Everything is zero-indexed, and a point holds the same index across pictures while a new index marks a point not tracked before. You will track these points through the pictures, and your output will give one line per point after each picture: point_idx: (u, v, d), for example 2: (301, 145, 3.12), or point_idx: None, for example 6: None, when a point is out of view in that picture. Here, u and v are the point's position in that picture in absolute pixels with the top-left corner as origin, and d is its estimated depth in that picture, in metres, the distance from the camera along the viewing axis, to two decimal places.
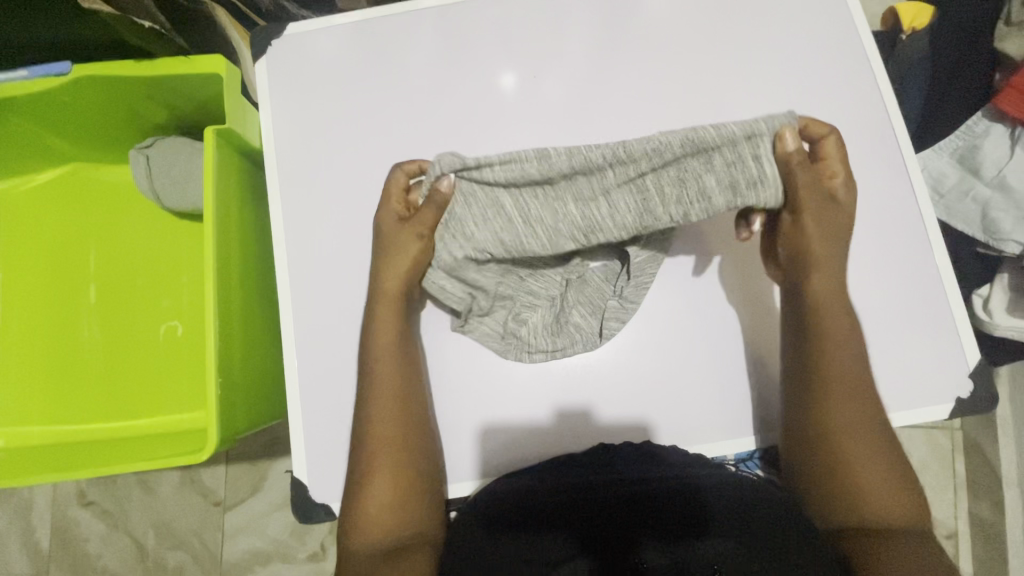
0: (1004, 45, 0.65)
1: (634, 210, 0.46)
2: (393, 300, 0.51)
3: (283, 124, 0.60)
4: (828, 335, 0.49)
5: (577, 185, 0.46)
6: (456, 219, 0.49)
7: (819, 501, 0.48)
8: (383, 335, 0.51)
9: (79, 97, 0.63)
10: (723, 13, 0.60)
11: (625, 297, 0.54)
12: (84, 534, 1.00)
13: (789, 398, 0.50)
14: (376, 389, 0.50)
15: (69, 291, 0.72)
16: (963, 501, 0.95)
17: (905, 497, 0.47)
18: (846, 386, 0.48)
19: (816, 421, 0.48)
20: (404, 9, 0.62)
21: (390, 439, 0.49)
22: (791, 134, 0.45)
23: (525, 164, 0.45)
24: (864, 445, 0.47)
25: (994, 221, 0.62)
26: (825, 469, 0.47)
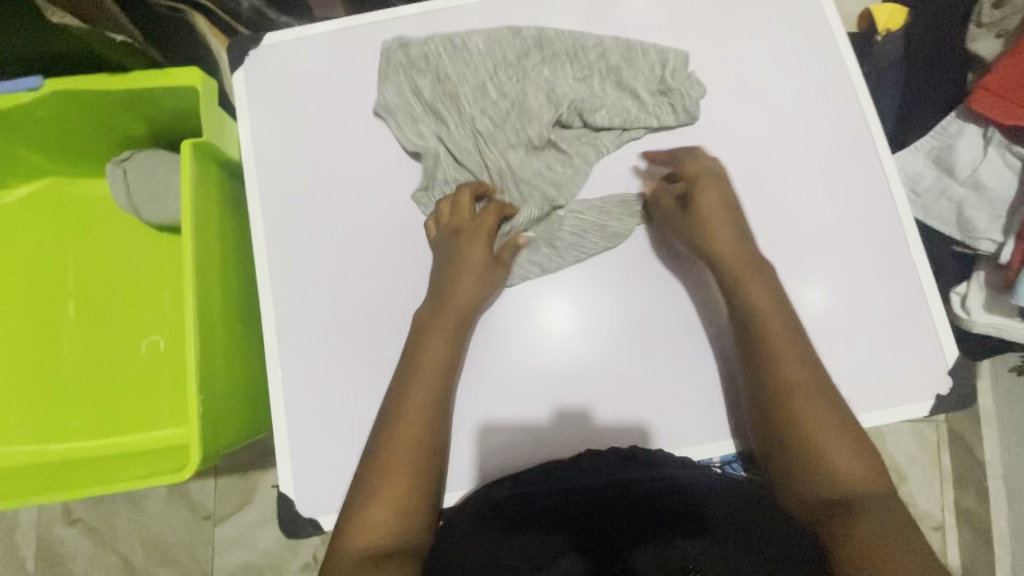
0: (975, 46, 0.64)
1: (580, 88, 0.60)
2: (460, 316, 0.52)
3: (261, 135, 0.59)
4: (764, 310, 0.50)
5: (537, 71, 0.60)
6: (437, 74, 0.60)
7: (784, 471, 0.47)
8: (433, 354, 0.51)
9: (54, 112, 0.62)
10: (698, 17, 0.61)
11: (559, 250, 0.56)
12: (71, 552, 0.99)
13: (745, 356, 0.50)
14: (408, 394, 0.50)
15: (47, 308, 0.71)
16: (949, 492, 0.97)
17: (862, 466, 0.46)
18: (788, 347, 0.49)
19: (769, 373, 0.49)
20: (381, 16, 0.62)
21: (409, 459, 0.48)
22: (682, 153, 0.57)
23: (502, 39, 0.60)
24: (812, 401, 0.47)
25: (970, 220, 0.64)
26: (781, 428, 0.47)
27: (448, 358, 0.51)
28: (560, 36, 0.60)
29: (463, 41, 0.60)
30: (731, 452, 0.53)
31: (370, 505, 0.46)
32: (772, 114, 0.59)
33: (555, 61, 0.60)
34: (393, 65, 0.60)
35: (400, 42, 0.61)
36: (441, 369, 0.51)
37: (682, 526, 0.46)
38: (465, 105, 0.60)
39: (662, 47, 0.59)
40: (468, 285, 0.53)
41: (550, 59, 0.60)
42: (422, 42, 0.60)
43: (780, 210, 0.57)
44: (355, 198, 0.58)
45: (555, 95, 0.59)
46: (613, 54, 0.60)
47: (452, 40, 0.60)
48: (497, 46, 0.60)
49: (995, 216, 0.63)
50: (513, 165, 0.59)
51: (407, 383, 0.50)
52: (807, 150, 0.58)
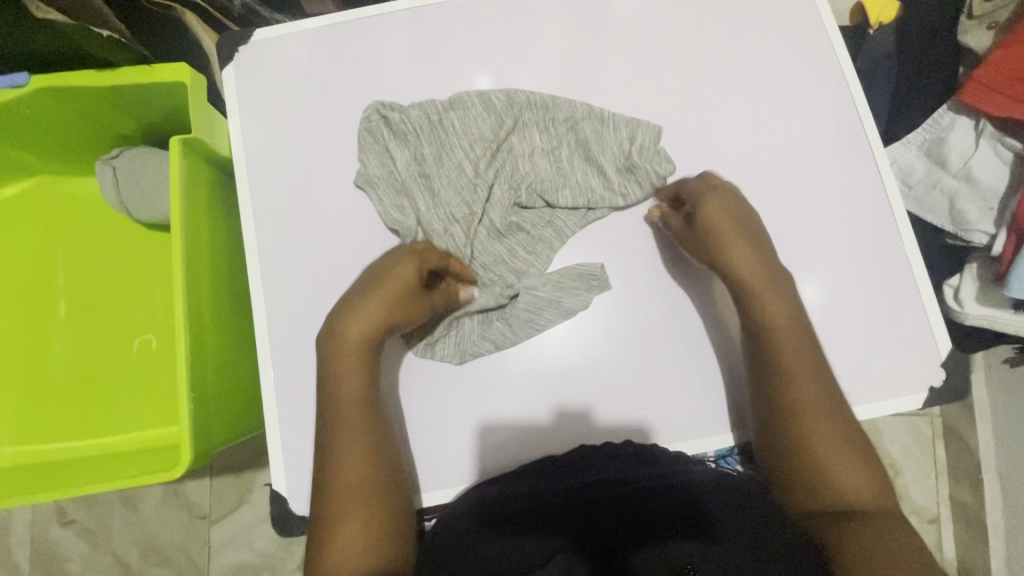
0: (967, 38, 0.64)
1: (555, 166, 0.59)
2: (362, 351, 0.50)
3: (253, 132, 0.59)
4: (776, 323, 0.50)
5: (508, 147, 0.59)
6: (414, 151, 0.59)
7: (789, 485, 0.48)
8: (349, 386, 0.49)
9: (42, 109, 0.62)
10: (691, 11, 0.61)
11: (511, 327, 0.55)
12: (66, 553, 0.98)
13: (757, 368, 0.51)
14: (343, 430, 0.49)
15: (37, 307, 0.70)
16: (944, 486, 0.98)
17: (868, 481, 0.47)
18: (801, 363, 0.49)
19: (781, 393, 0.49)
20: (373, 12, 0.61)
21: (361, 489, 0.47)
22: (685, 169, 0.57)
23: (474, 112, 0.58)
24: (823, 421, 0.48)
25: (961, 212, 0.64)
26: (788, 440, 0.48)
27: (366, 389, 0.50)
28: (531, 108, 0.59)
29: (436, 111, 0.59)
30: (725, 446, 0.53)
31: (339, 532, 0.46)
32: (764, 108, 0.58)
33: (527, 136, 0.59)
34: (370, 133, 0.58)
35: (375, 105, 0.59)
36: (362, 401, 0.49)
37: (677, 528, 0.43)
38: (441, 184, 0.58)
39: (632, 120, 0.58)
40: (361, 320, 0.50)
41: (521, 134, 0.59)
42: (401, 114, 0.58)
43: (773, 204, 0.57)
44: (347, 195, 0.58)
45: (529, 176, 0.59)
46: (587, 127, 0.58)
47: (429, 116, 0.58)
48: (469, 118, 0.59)
49: (987, 209, 0.63)
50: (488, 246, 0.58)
51: (343, 416, 0.49)
52: (800, 144, 0.58)
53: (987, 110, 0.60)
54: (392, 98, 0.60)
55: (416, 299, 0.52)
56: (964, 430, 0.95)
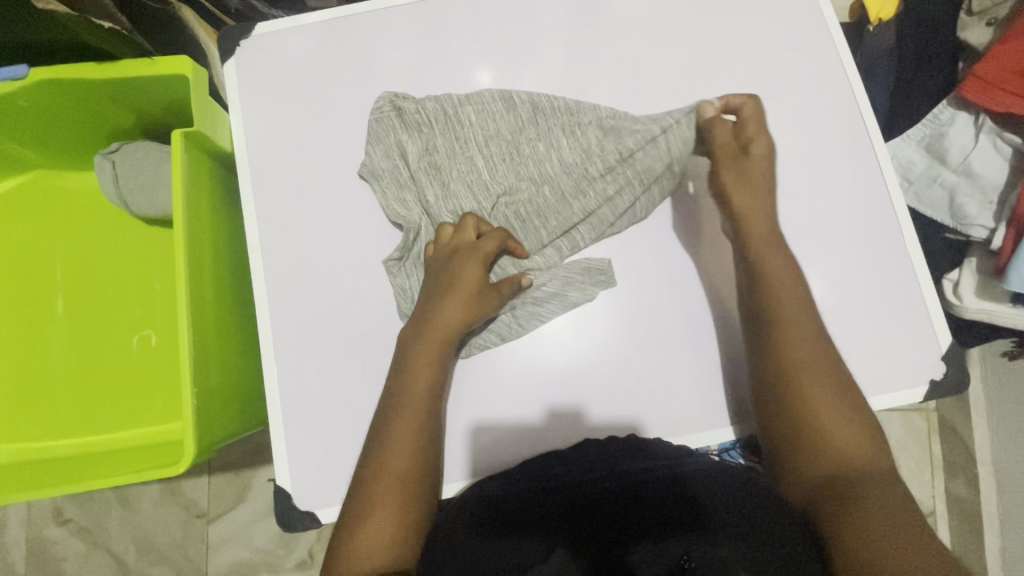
0: (966, 34, 0.66)
1: (569, 167, 0.57)
2: (443, 342, 0.51)
3: (255, 126, 0.59)
4: (776, 280, 0.51)
5: (528, 145, 0.58)
6: (426, 142, 0.58)
7: (791, 454, 0.47)
8: (419, 375, 0.50)
9: (40, 103, 0.61)
10: (692, 7, 0.61)
11: (516, 321, 0.55)
12: (61, 553, 0.97)
13: (753, 335, 0.51)
14: (400, 416, 0.49)
15: (35, 303, 0.69)
16: (940, 481, 0.97)
17: (867, 441, 0.46)
18: (797, 328, 0.50)
19: (776, 361, 0.49)
20: (375, 6, 0.61)
21: (397, 482, 0.47)
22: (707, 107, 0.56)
23: (494, 108, 0.58)
24: (821, 384, 0.48)
25: (961, 206, 0.64)
26: (789, 422, 0.48)
27: (436, 379, 0.50)
28: (553, 106, 0.58)
29: (455, 106, 0.58)
30: (728, 440, 0.53)
31: (369, 522, 0.45)
32: (767, 103, 0.59)
33: (549, 132, 0.58)
34: (383, 123, 0.58)
35: (389, 96, 0.59)
36: (429, 392, 0.50)
37: (679, 520, 0.44)
38: (451, 177, 0.58)
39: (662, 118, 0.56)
40: (450, 312, 0.51)
41: (544, 129, 0.58)
42: (416, 105, 0.58)
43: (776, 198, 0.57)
44: (351, 189, 0.58)
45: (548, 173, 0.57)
46: (610, 130, 0.57)
47: (446, 108, 0.58)
48: (489, 114, 0.58)
49: (986, 203, 0.63)
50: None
51: (399, 404, 0.49)
52: (802, 138, 0.58)
53: (989, 105, 0.60)
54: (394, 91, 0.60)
55: (484, 299, 0.52)
56: (959, 425, 0.96)
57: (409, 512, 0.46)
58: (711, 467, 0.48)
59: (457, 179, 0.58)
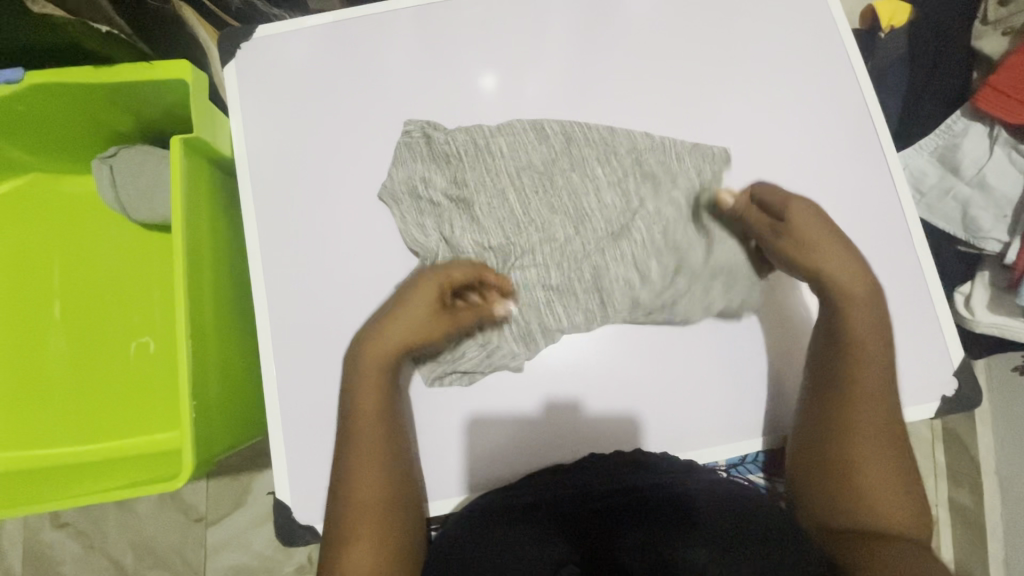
0: (980, 43, 0.65)
1: (606, 204, 0.56)
2: (381, 365, 0.50)
3: (256, 131, 0.58)
4: (855, 328, 0.49)
5: (562, 179, 0.56)
6: (454, 174, 0.57)
7: (828, 502, 0.46)
8: (366, 397, 0.49)
9: (37, 106, 0.60)
10: (703, 12, 0.60)
11: (527, 347, 0.53)
12: (58, 556, 0.96)
13: (816, 375, 0.50)
14: (354, 446, 0.48)
15: (31, 308, 0.68)
16: (943, 489, 0.97)
17: (910, 510, 0.45)
18: (874, 383, 0.48)
19: (840, 411, 0.47)
20: (380, 9, 0.60)
21: (372, 510, 0.46)
22: (728, 193, 0.55)
23: (526, 141, 0.57)
24: (879, 443, 0.46)
25: (975, 219, 0.63)
26: (831, 469, 0.47)
27: (381, 405, 0.49)
28: (589, 143, 0.57)
29: (486, 137, 0.57)
30: (734, 456, 0.53)
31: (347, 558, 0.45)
32: (778, 112, 0.58)
33: (585, 167, 0.57)
34: (410, 149, 0.57)
35: (419, 124, 0.58)
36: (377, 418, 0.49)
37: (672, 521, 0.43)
38: (481, 210, 0.56)
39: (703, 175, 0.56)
40: (395, 337, 0.50)
41: (578, 163, 0.57)
42: (445, 135, 0.57)
43: None
44: (355, 196, 0.57)
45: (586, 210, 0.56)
46: (651, 173, 0.56)
47: (476, 140, 0.57)
48: (522, 148, 0.57)
49: (1001, 216, 0.62)
50: (531, 289, 0.54)
51: (353, 436, 0.48)
52: (814, 148, 0.57)
53: (1005, 118, 0.60)
54: (398, 96, 0.59)
55: (437, 320, 0.51)
56: (964, 434, 0.96)
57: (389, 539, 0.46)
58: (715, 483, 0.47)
59: (484, 207, 0.56)
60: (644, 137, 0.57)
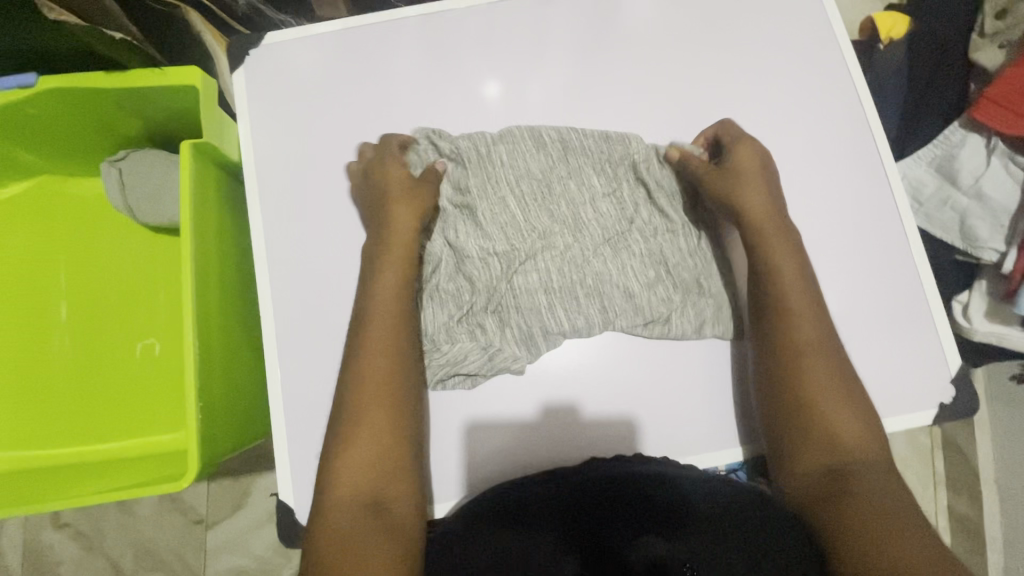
0: (978, 55, 0.65)
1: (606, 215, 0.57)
2: (400, 247, 0.52)
3: (263, 136, 0.58)
4: (781, 268, 0.50)
5: (562, 187, 0.58)
6: (458, 180, 0.58)
7: (792, 441, 0.48)
8: (386, 282, 0.51)
9: (48, 110, 0.61)
10: (704, 23, 0.61)
11: (531, 351, 0.54)
12: (58, 557, 0.97)
13: (755, 319, 0.52)
14: (369, 345, 0.49)
15: (38, 309, 0.69)
16: (942, 497, 0.95)
17: (864, 432, 0.46)
18: (802, 306, 0.50)
19: (781, 343, 0.49)
20: (386, 17, 0.61)
21: (380, 405, 0.47)
22: (676, 149, 0.57)
23: (527, 150, 0.57)
24: (822, 368, 0.48)
25: (972, 228, 0.64)
26: (788, 412, 0.48)
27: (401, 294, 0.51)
28: (586, 152, 0.58)
29: (487, 145, 0.57)
30: (733, 461, 0.53)
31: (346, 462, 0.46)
32: (777, 121, 0.59)
33: (584, 175, 0.58)
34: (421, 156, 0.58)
35: (424, 130, 0.58)
36: (394, 322, 0.50)
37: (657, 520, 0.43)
38: (484, 216, 0.56)
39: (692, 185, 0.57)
40: (402, 218, 0.53)
41: (576, 170, 0.58)
42: (450, 142, 0.58)
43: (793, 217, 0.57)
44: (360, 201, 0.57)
45: (585, 218, 0.57)
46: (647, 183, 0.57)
47: (479, 146, 0.57)
48: (522, 156, 0.57)
49: (998, 226, 0.63)
50: (533, 293, 0.55)
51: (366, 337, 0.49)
52: (813, 157, 0.58)
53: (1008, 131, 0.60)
54: (403, 102, 0.60)
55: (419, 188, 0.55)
56: (963, 442, 0.96)
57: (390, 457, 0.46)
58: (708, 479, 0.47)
59: (486, 212, 0.56)
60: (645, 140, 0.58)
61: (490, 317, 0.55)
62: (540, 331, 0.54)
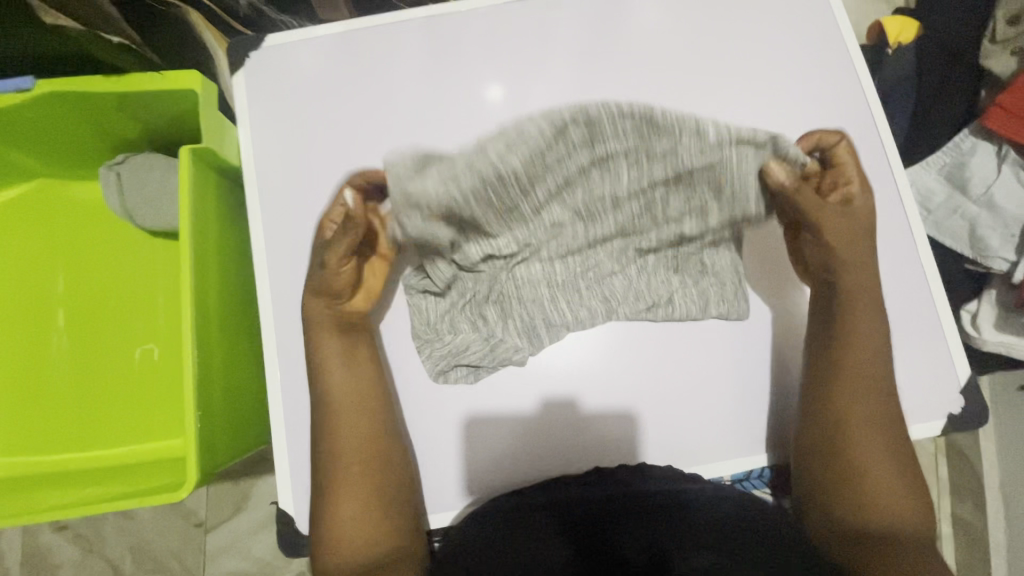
0: (989, 62, 0.66)
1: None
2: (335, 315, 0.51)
3: (263, 140, 0.58)
4: (851, 319, 0.48)
5: (584, 189, 0.43)
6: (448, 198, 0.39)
7: (832, 495, 0.46)
8: (330, 345, 0.50)
9: (46, 114, 0.60)
10: (711, 26, 0.60)
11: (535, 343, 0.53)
12: (56, 560, 0.96)
13: (808, 366, 0.50)
14: (337, 408, 0.49)
15: (37, 313, 0.68)
16: (945, 504, 0.96)
17: (910, 500, 0.46)
18: (858, 366, 0.48)
19: (833, 401, 0.48)
20: (388, 20, 0.60)
21: (359, 466, 0.48)
22: (777, 164, 0.43)
23: (548, 149, 0.38)
24: (870, 433, 0.47)
25: (983, 238, 0.63)
26: (832, 467, 0.47)
27: (348, 354, 0.50)
28: (618, 138, 0.39)
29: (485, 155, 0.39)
30: (738, 471, 0.53)
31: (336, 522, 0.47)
32: (785, 127, 0.58)
33: (616, 170, 0.41)
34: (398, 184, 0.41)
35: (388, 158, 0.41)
36: (365, 386, 0.50)
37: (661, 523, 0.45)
38: (491, 227, 0.44)
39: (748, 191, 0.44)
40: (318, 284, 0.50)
41: (606, 158, 0.40)
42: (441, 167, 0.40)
43: None
44: None
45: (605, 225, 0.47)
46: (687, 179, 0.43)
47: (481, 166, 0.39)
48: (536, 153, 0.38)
49: (1009, 237, 0.62)
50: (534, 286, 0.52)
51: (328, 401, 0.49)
52: None
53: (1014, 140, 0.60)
54: (406, 106, 0.59)
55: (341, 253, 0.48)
56: (967, 448, 0.95)
57: (381, 513, 0.48)
58: (719, 494, 0.48)
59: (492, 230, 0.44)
60: (715, 132, 0.41)
61: (492, 310, 0.52)
62: (544, 326, 0.53)
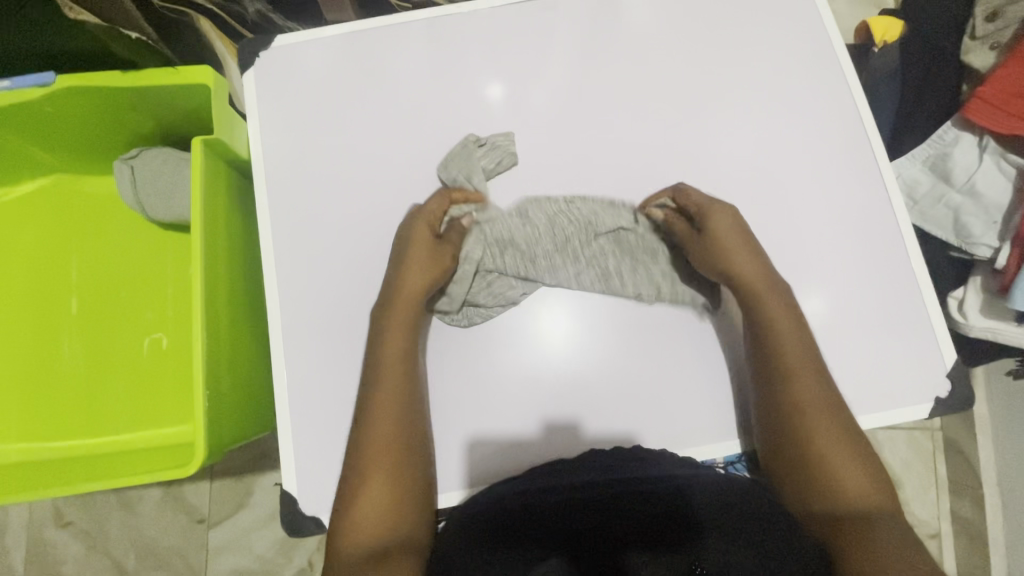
0: (969, 57, 0.67)
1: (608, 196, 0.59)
2: (412, 299, 0.53)
3: (271, 134, 0.60)
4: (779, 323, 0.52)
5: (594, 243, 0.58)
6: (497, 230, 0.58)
7: (810, 488, 0.48)
8: (393, 342, 0.52)
9: (65, 109, 0.63)
10: (700, 26, 0.62)
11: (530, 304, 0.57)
12: (61, 555, 0.97)
13: (756, 362, 0.52)
14: (381, 393, 0.51)
15: (49, 303, 0.71)
16: (944, 499, 0.97)
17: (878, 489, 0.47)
18: (804, 365, 0.51)
19: (782, 394, 0.50)
20: (390, 21, 0.63)
21: (389, 449, 0.49)
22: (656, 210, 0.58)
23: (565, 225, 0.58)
24: (828, 426, 0.49)
25: (965, 225, 0.66)
26: (797, 457, 0.49)
27: (409, 346, 0.52)
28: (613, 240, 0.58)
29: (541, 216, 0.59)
30: (731, 453, 0.54)
31: (359, 505, 0.47)
32: (772, 121, 0.60)
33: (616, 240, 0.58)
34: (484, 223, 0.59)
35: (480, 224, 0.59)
36: (402, 371, 0.51)
37: (674, 526, 0.47)
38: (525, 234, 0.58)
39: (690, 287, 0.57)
40: (415, 275, 0.54)
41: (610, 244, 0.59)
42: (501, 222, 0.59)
43: (821, 228, 0.57)
44: (366, 197, 0.59)
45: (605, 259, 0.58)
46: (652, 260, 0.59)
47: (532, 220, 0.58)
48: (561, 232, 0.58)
49: (991, 223, 0.65)
50: (568, 242, 0.58)
51: (378, 390, 0.51)
52: (807, 156, 0.59)
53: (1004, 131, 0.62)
54: (408, 102, 0.61)
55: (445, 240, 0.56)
56: (964, 443, 0.96)
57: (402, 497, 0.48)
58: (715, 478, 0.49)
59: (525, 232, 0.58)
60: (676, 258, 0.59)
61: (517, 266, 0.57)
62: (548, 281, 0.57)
